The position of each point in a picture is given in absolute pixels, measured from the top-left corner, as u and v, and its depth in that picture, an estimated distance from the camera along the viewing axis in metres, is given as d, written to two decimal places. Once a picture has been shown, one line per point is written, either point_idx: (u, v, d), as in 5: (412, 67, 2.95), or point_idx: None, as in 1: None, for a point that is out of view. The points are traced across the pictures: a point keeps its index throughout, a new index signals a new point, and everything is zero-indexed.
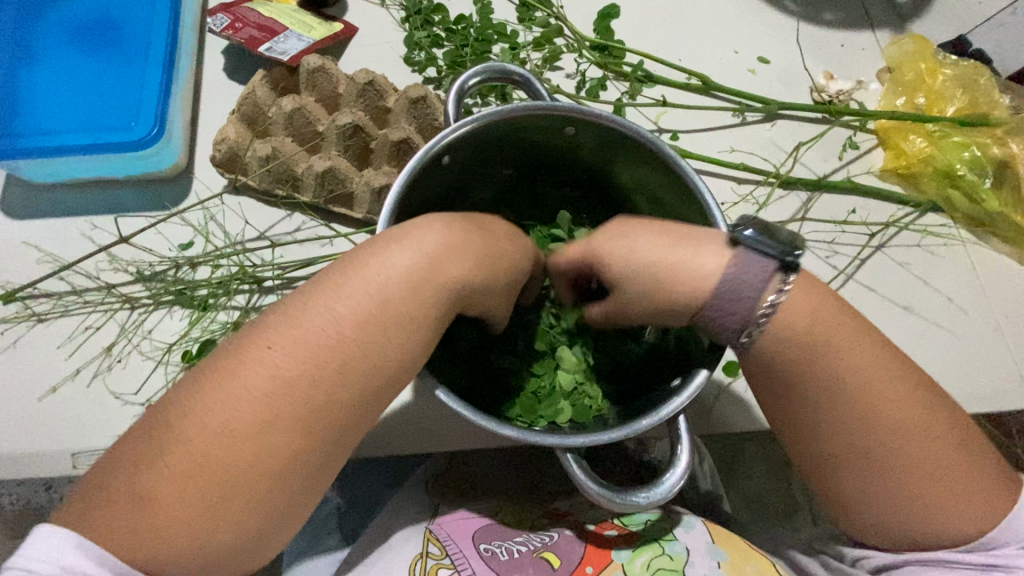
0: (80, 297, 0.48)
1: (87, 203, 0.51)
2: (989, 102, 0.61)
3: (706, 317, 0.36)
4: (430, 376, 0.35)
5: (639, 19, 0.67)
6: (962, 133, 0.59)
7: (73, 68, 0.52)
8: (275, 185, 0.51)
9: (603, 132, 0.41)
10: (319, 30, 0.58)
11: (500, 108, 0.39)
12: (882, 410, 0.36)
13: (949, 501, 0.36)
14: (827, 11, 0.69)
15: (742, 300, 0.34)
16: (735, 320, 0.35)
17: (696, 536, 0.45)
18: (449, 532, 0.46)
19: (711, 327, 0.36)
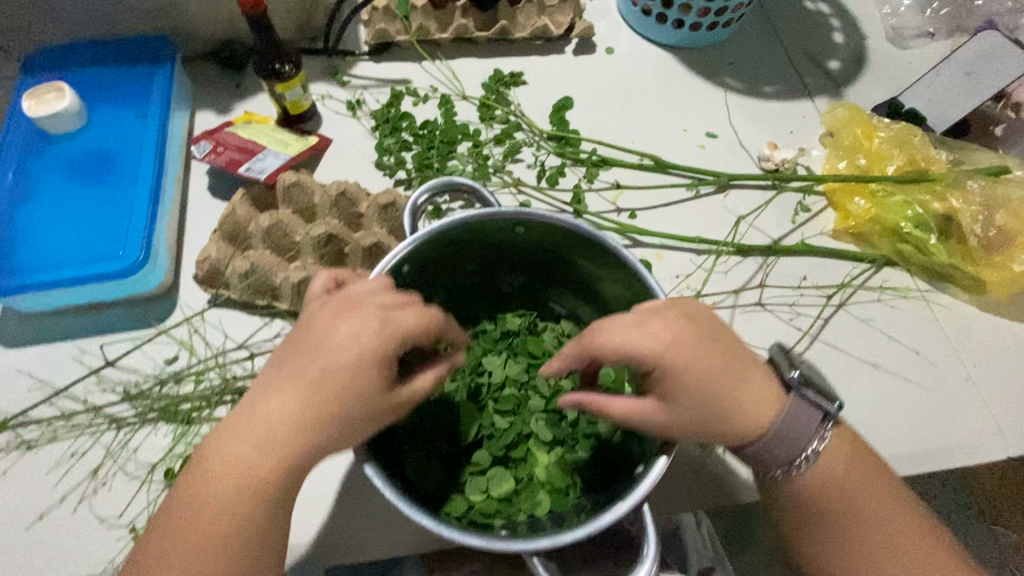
0: (69, 420, 0.50)
1: (79, 328, 0.53)
2: (925, 158, 0.65)
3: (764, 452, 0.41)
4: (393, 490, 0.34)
5: (592, 108, 0.72)
6: (903, 192, 0.62)
7: (61, 202, 0.55)
8: (255, 296, 0.54)
9: (552, 233, 0.45)
10: (296, 145, 0.62)
11: (449, 220, 0.43)
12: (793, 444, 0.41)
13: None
14: (766, 84, 0.75)
15: (797, 438, 0.41)
16: (793, 448, 0.41)
17: None
18: None
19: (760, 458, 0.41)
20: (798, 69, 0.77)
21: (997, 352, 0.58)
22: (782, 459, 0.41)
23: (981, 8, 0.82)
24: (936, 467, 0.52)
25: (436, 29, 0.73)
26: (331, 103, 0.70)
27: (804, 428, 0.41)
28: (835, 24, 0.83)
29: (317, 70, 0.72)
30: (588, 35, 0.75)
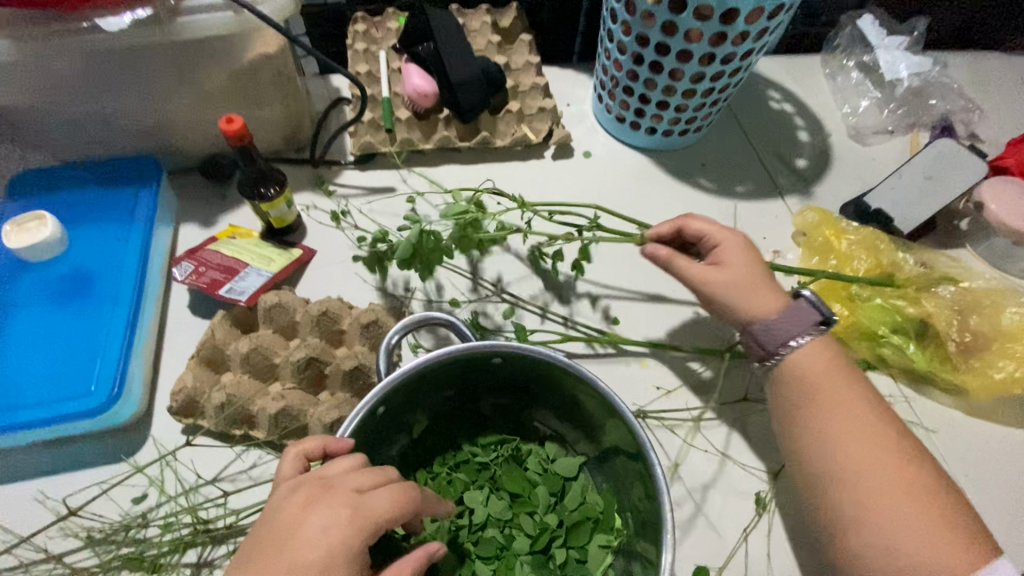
0: (27, 572, 0.47)
1: (45, 466, 0.51)
2: (893, 262, 0.67)
3: (759, 331, 0.50)
4: None
5: (576, 210, 0.74)
6: (878, 297, 0.64)
7: (35, 332, 0.54)
8: (231, 425, 0.52)
9: (529, 361, 0.45)
10: (278, 260, 0.63)
11: (417, 361, 0.43)
12: (868, 444, 0.45)
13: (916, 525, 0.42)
14: (738, 184, 0.78)
15: (793, 325, 0.49)
16: (785, 335, 0.49)
17: None
18: None
19: (758, 340, 0.50)
20: (767, 168, 0.81)
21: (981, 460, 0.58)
22: (777, 341, 0.49)
23: (936, 106, 0.87)
24: None
25: (420, 139, 0.76)
26: (315, 214, 0.71)
27: (799, 325, 0.49)
28: (799, 123, 0.87)
29: (303, 180, 0.74)
30: (566, 141, 0.79)
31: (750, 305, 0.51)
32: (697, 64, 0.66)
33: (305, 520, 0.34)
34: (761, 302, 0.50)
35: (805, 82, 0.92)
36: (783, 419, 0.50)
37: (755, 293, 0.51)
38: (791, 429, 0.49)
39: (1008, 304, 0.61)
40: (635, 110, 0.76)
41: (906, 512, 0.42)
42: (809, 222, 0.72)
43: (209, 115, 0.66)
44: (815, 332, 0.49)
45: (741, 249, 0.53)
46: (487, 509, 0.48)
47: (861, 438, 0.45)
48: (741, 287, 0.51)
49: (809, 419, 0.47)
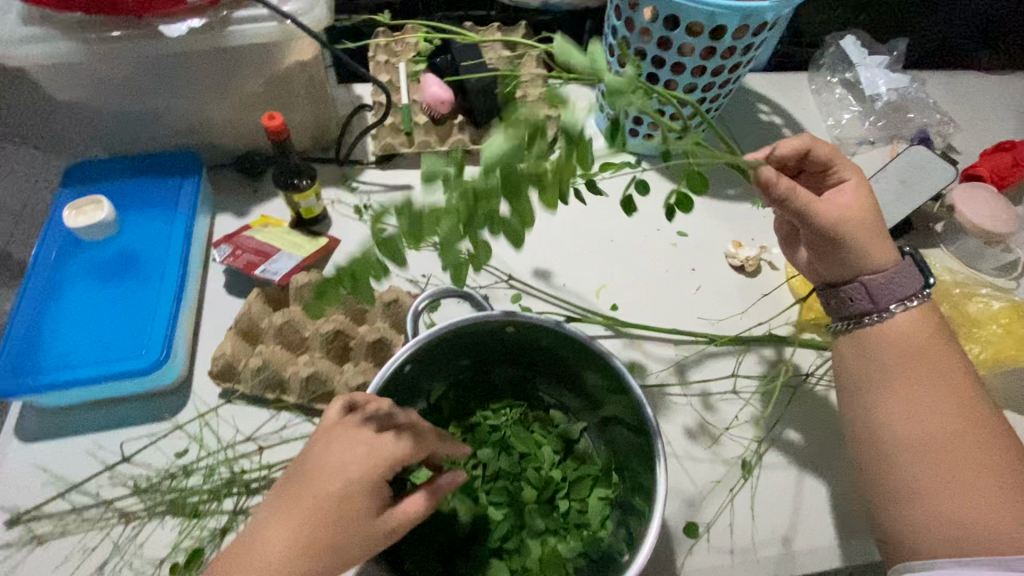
0: (81, 515, 0.52)
1: (95, 423, 0.57)
2: None
3: (874, 284, 0.52)
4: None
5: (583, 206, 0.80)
6: None
7: (88, 303, 0.60)
8: (266, 389, 0.58)
9: (538, 330, 0.51)
10: (307, 247, 0.69)
11: (440, 326, 0.49)
12: (957, 424, 0.48)
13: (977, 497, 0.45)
14: (730, 186, 0.84)
15: (900, 288, 0.52)
16: (893, 296, 0.52)
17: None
18: None
19: (869, 291, 0.53)
20: None
21: None
22: (889, 297, 0.52)
23: (914, 120, 0.94)
24: None
25: (436, 142, 0.82)
26: (339, 207, 0.77)
27: (908, 285, 0.52)
28: (787, 133, 0.94)
29: (328, 177, 0.80)
30: (571, 145, 0.85)
31: (870, 254, 0.52)
32: (690, 75, 0.72)
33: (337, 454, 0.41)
34: (881, 255, 0.52)
35: (793, 96, 0.99)
36: (874, 386, 0.52)
37: (874, 245, 0.52)
38: (882, 400, 0.51)
39: (973, 293, 0.67)
40: (634, 118, 0.82)
41: (982, 489, 0.45)
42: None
43: (248, 115, 0.72)
44: (920, 296, 0.52)
45: (864, 195, 0.54)
46: (497, 462, 0.53)
47: (950, 418, 0.48)
48: (860, 234, 0.52)
49: (894, 389, 0.51)
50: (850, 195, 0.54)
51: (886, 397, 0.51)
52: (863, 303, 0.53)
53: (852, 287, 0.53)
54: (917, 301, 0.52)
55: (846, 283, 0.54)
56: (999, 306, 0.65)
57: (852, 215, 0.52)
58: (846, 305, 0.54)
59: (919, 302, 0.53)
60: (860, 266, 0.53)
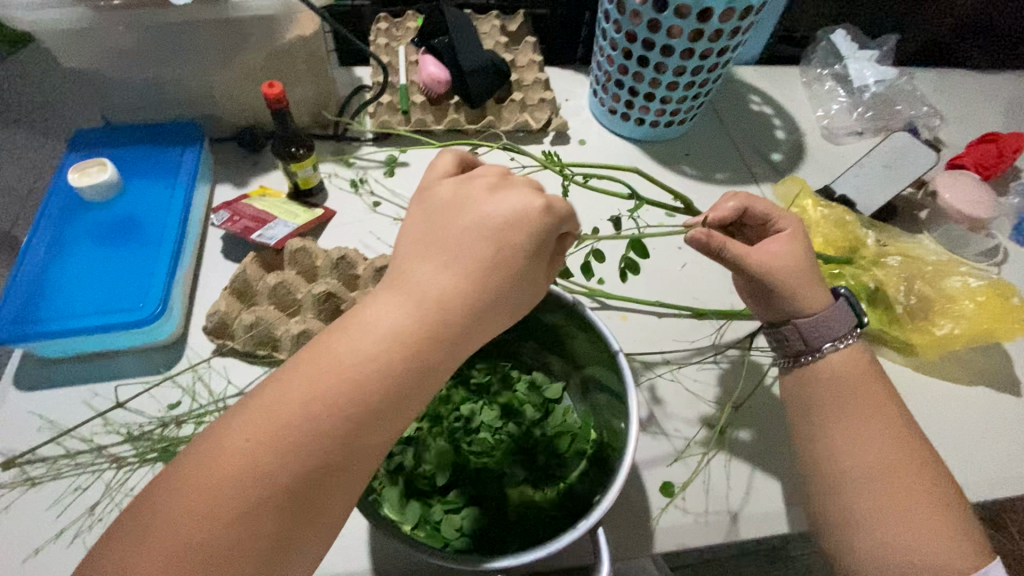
0: (74, 459, 0.53)
1: (93, 374, 0.59)
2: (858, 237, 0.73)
3: (806, 328, 0.53)
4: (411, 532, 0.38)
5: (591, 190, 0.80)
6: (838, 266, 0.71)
7: (90, 260, 0.63)
8: (257, 346, 0.60)
9: None
10: (303, 216, 0.71)
11: None
12: (897, 452, 0.49)
13: (915, 520, 0.46)
14: (717, 172, 0.87)
15: (832, 328, 0.53)
16: (824, 337, 0.53)
17: None
18: None
19: (801, 333, 0.53)
20: (745, 160, 0.89)
21: (929, 407, 0.65)
22: (819, 339, 0.53)
23: (901, 112, 0.97)
24: None
25: (432, 122, 0.85)
26: (336, 181, 0.79)
27: (843, 325, 0.53)
28: (777, 123, 0.96)
29: (326, 152, 0.82)
30: (564, 129, 0.87)
31: (808, 299, 0.53)
32: (679, 58, 0.75)
33: (352, 380, 0.34)
34: (814, 299, 0.53)
35: (784, 89, 1.01)
36: (818, 415, 0.52)
37: (806, 289, 0.53)
38: (826, 430, 0.51)
39: (952, 272, 0.69)
40: (626, 102, 0.84)
41: (919, 515, 0.46)
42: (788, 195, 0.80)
43: (250, 88, 0.75)
44: (847, 339, 0.53)
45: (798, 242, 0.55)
46: (478, 420, 0.55)
47: (893, 448, 0.49)
48: (795, 280, 0.52)
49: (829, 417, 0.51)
50: (782, 245, 0.54)
51: (832, 427, 0.51)
52: (796, 345, 0.54)
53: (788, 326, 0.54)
54: (850, 340, 0.53)
55: (780, 324, 0.55)
56: (977, 284, 0.67)
57: (784, 262, 0.53)
58: (783, 344, 0.55)
59: (849, 342, 0.54)
60: (794, 309, 0.53)
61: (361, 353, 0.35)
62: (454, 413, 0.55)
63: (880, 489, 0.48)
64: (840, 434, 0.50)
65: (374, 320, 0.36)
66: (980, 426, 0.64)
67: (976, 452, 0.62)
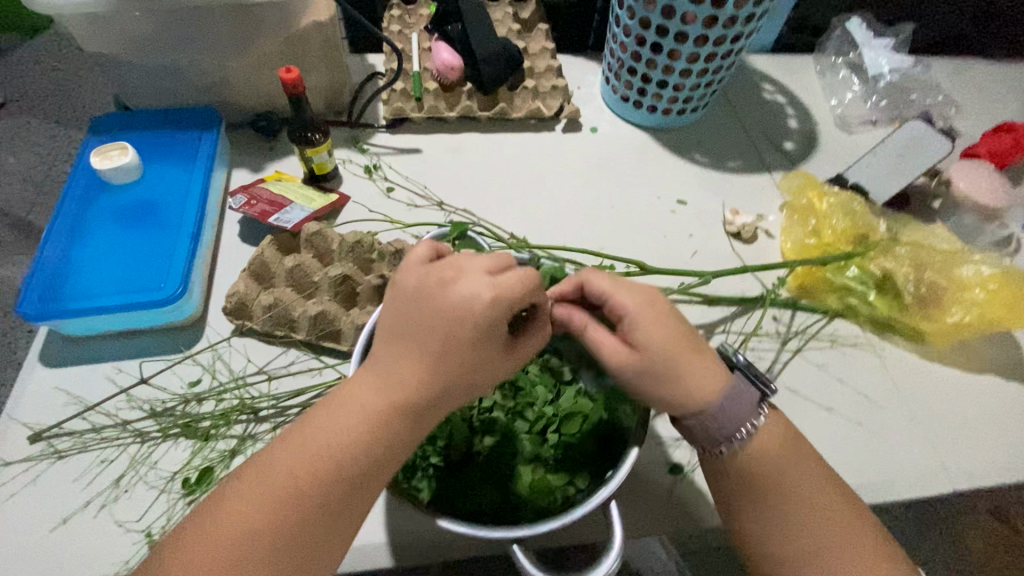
0: (99, 433, 0.55)
1: (116, 351, 0.60)
2: (868, 225, 0.73)
3: (710, 419, 0.46)
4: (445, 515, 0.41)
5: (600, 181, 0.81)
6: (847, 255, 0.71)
7: (112, 242, 0.64)
8: (275, 326, 0.61)
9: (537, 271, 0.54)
10: (318, 200, 0.71)
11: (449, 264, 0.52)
12: (837, 533, 0.45)
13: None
14: (729, 160, 0.87)
15: (734, 416, 0.47)
16: (729, 424, 0.47)
17: None
18: None
19: (701, 428, 0.47)
20: (757, 148, 0.89)
21: (939, 394, 0.65)
22: (730, 426, 0.47)
23: (915, 101, 0.96)
24: (889, 497, 0.58)
25: (445, 108, 0.85)
26: (350, 166, 0.80)
27: (730, 420, 0.47)
28: (790, 111, 0.96)
29: (340, 139, 0.83)
30: (575, 116, 0.88)
31: (693, 384, 0.46)
32: (693, 44, 0.74)
33: (350, 451, 0.39)
34: (697, 379, 0.46)
35: (797, 77, 1.01)
36: (745, 519, 0.48)
37: (700, 365, 0.46)
38: (752, 519, 0.47)
39: (965, 260, 0.68)
40: (638, 90, 0.85)
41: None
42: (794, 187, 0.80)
43: (264, 74, 0.75)
44: (755, 417, 0.47)
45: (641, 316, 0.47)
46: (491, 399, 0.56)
47: (826, 511, 0.46)
48: (670, 368, 0.45)
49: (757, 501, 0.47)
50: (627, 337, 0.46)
51: (764, 513, 0.47)
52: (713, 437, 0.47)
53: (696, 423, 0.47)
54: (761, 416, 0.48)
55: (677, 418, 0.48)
56: (989, 272, 0.67)
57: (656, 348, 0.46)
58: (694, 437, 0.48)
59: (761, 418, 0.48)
60: (680, 404, 0.46)
61: (363, 417, 0.40)
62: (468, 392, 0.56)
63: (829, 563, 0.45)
64: (771, 512, 0.46)
65: (371, 397, 0.40)
66: (990, 414, 0.64)
67: (987, 439, 0.62)
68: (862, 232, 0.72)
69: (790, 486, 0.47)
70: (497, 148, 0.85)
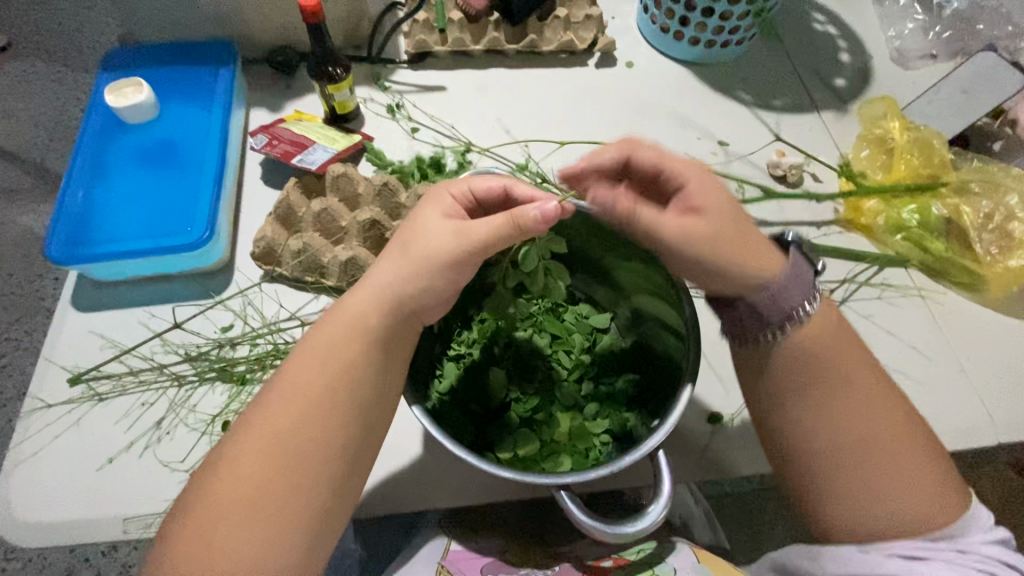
0: (137, 377, 0.55)
1: (148, 296, 0.60)
2: (942, 164, 0.70)
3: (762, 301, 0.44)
4: (450, 439, 0.41)
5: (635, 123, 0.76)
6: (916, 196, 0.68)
7: (135, 183, 0.62)
8: (306, 272, 0.59)
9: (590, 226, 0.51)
10: (342, 141, 0.68)
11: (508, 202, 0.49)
12: (872, 428, 0.42)
13: (899, 481, 0.41)
14: (775, 99, 0.81)
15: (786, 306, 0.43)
16: (790, 298, 0.43)
17: (683, 555, 0.48)
18: (461, 565, 0.49)
19: (758, 311, 0.44)
20: (805, 85, 0.83)
21: (989, 346, 0.62)
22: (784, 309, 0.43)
23: (983, 32, 0.87)
24: None
25: (471, 41, 0.79)
26: (372, 106, 0.76)
27: (802, 286, 0.44)
28: (842, 45, 0.88)
29: (361, 75, 0.78)
30: (610, 49, 0.81)
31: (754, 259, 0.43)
32: None
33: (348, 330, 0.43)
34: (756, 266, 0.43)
35: (851, 6, 0.92)
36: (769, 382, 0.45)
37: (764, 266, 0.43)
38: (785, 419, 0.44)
39: None
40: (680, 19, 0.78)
41: (897, 467, 0.42)
42: (873, 113, 0.76)
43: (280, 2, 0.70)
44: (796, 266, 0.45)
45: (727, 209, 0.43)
46: (527, 350, 0.54)
47: (872, 416, 0.43)
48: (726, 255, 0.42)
49: (799, 416, 0.44)
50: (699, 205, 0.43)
51: (799, 416, 0.44)
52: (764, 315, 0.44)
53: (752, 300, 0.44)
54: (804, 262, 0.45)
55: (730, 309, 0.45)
56: None
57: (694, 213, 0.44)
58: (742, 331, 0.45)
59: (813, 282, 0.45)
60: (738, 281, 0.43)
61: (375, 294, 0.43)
62: (507, 340, 0.54)
63: (868, 481, 0.42)
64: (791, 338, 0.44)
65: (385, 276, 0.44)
66: None
67: None
68: (933, 174, 0.70)
69: (809, 422, 0.43)
70: (527, 85, 0.79)
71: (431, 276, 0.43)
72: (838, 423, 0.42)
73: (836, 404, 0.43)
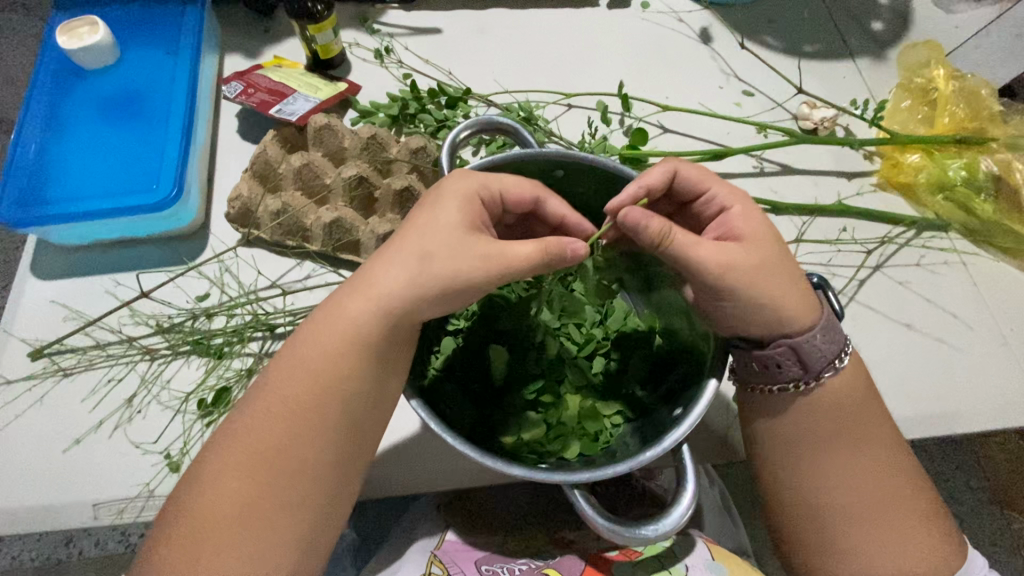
0: (104, 350, 0.50)
1: (113, 262, 0.54)
2: (988, 117, 0.65)
3: (804, 348, 0.41)
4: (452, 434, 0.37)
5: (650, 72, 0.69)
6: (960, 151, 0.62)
7: (94, 138, 0.56)
8: (286, 236, 0.54)
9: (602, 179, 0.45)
10: (325, 90, 0.61)
11: (510, 153, 0.43)
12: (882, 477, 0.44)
13: (907, 526, 0.43)
14: (806, 44, 0.73)
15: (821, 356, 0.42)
16: (821, 358, 0.42)
17: (697, 551, 0.47)
18: (454, 557, 0.47)
19: (798, 356, 0.42)
20: (838, 27, 0.74)
21: None
22: (819, 361, 0.42)
23: None
24: (971, 428, 0.52)
25: None
26: (358, 51, 0.68)
27: (832, 344, 0.42)
28: None
29: (346, 17, 0.70)
30: None
31: (782, 304, 0.41)
32: None
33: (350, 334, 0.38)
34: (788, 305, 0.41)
35: None
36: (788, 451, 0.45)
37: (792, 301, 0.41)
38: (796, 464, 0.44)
39: None
40: None
41: (902, 522, 0.43)
42: (914, 60, 0.69)
43: None
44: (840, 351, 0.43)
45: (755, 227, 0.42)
46: (531, 323, 0.48)
47: (887, 469, 0.44)
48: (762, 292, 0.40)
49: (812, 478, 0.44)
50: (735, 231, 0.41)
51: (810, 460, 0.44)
52: (792, 370, 0.42)
53: (777, 352, 0.42)
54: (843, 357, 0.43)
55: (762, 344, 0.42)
56: None
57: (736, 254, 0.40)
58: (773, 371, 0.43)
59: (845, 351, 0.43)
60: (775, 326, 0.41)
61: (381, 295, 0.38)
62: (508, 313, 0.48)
63: (881, 538, 0.43)
64: (819, 485, 0.44)
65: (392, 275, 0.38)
66: None
67: None
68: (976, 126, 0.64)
69: (821, 468, 0.44)
70: (530, 28, 0.71)
71: (440, 279, 0.37)
72: (849, 474, 0.43)
73: (853, 456, 0.44)
